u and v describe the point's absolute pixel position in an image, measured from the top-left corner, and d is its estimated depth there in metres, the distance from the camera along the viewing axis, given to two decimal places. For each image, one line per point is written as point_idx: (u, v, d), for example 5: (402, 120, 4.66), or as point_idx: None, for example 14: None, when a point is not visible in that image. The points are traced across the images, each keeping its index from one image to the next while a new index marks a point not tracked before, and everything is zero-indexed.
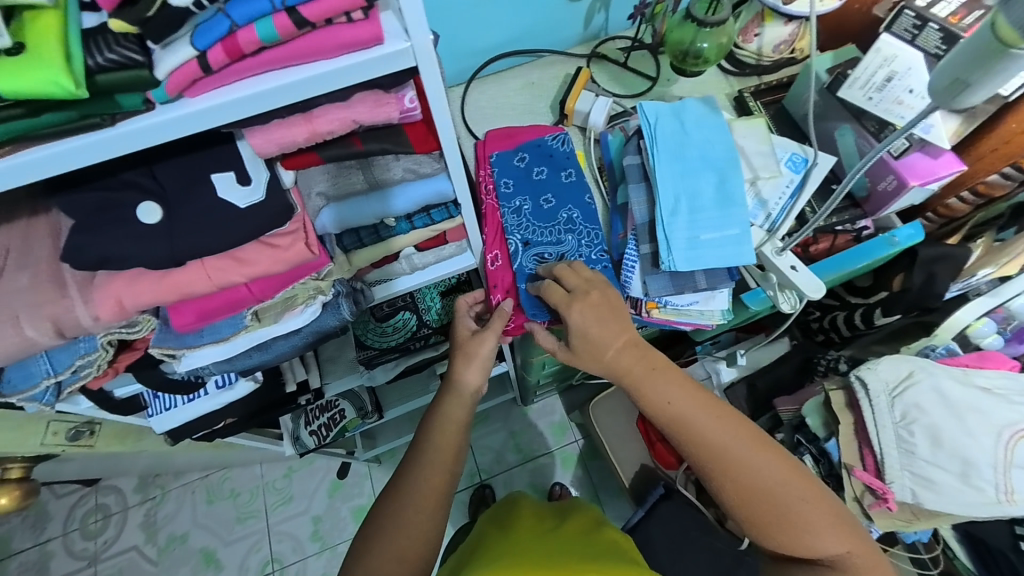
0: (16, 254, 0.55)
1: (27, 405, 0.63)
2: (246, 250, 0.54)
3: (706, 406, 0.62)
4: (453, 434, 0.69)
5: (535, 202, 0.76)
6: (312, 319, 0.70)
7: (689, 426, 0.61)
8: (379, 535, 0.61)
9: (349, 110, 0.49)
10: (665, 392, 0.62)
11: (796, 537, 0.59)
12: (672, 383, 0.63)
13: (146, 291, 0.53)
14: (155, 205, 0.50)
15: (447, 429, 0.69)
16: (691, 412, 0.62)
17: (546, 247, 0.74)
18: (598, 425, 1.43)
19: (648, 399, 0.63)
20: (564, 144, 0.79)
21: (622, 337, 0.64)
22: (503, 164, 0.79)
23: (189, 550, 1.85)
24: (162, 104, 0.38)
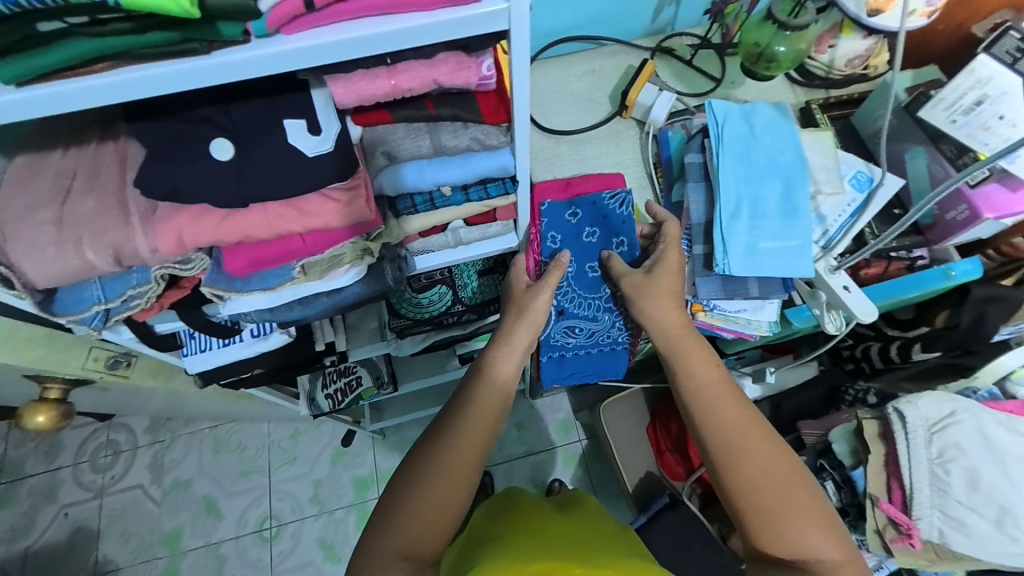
0: (86, 179, 0.57)
1: (75, 328, 0.64)
2: (308, 201, 0.55)
3: (730, 395, 0.64)
4: (494, 398, 0.67)
5: (581, 268, 0.78)
6: (352, 282, 0.71)
7: (707, 403, 0.64)
8: (412, 488, 0.61)
9: (431, 69, 0.48)
10: (695, 366, 0.66)
11: (775, 531, 0.58)
12: (719, 380, 0.65)
13: (207, 230, 0.54)
14: (228, 142, 0.51)
15: (489, 394, 0.67)
16: (715, 391, 0.64)
17: (580, 321, 0.80)
18: (607, 425, 1.42)
19: (680, 364, 0.66)
20: (623, 207, 0.75)
21: (679, 322, 0.68)
22: (556, 221, 0.77)
23: (192, 496, 1.90)
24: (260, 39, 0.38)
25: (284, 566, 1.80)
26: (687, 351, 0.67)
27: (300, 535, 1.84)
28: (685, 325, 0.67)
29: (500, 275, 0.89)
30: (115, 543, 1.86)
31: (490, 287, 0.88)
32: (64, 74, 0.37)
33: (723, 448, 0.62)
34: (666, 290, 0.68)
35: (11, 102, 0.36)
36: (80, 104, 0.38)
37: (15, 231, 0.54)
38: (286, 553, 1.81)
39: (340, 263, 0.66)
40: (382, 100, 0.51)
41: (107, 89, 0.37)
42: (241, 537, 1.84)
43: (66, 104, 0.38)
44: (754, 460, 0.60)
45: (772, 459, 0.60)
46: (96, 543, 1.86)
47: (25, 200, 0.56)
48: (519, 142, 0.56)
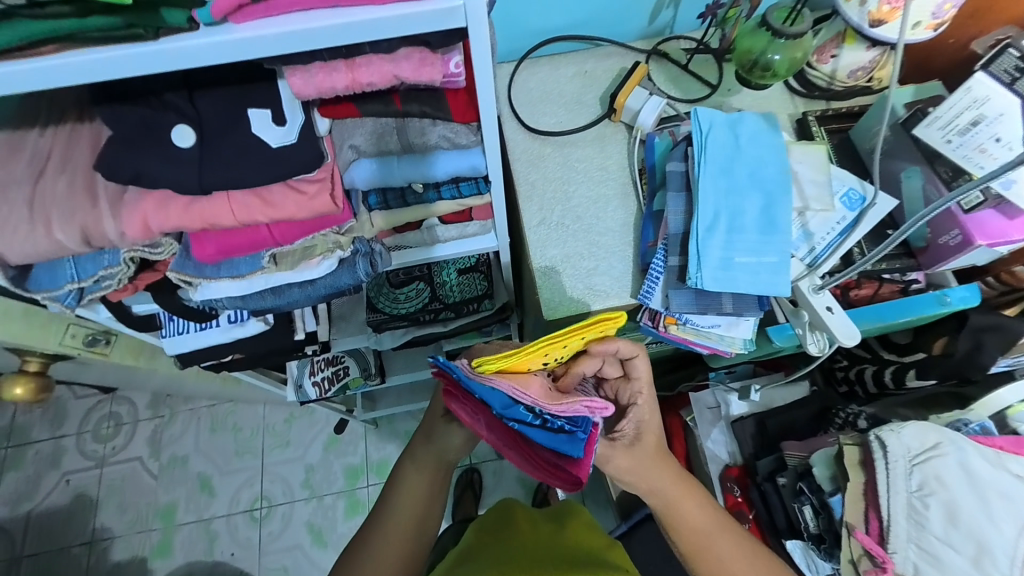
0: (59, 159, 0.58)
1: (50, 305, 0.66)
2: (273, 191, 0.55)
3: (727, 534, 0.66)
4: (428, 473, 0.67)
5: None
6: (328, 273, 0.71)
7: (709, 549, 0.65)
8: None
9: (393, 64, 0.48)
10: (688, 512, 0.66)
11: None
12: (711, 521, 0.66)
13: (172, 216, 0.54)
14: (190, 129, 0.51)
15: (420, 480, 0.67)
16: (714, 535, 0.66)
17: None
18: None
19: (673, 515, 0.65)
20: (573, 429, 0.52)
21: (668, 473, 0.65)
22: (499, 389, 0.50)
23: (187, 473, 1.95)
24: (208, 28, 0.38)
25: (272, 547, 1.84)
26: (681, 499, 0.65)
27: (290, 518, 1.87)
28: (675, 480, 0.65)
29: (480, 275, 0.89)
30: (112, 512, 1.92)
31: (469, 286, 0.88)
32: (13, 55, 0.37)
33: None
34: (653, 453, 0.64)
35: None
36: (31, 85, 0.38)
37: None
38: (275, 535, 1.85)
39: (310, 255, 0.67)
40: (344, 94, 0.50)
41: (56, 71, 0.37)
42: (231, 516, 1.88)
43: (17, 86, 0.38)
44: None
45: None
46: (94, 512, 1.92)
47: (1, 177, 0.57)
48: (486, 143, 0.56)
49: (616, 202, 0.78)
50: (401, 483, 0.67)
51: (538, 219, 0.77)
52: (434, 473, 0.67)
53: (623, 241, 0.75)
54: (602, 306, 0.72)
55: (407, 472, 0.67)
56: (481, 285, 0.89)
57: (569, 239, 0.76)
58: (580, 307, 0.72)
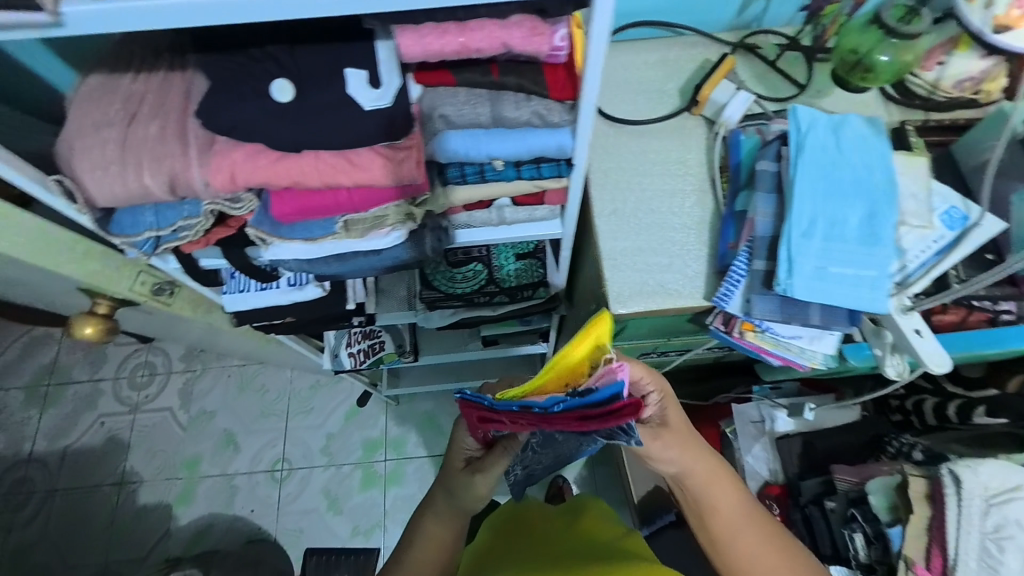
0: (152, 104, 0.58)
1: (127, 249, 0.67)
2: (360, 154, 0.54)
3: (752, 525, 0.66)
4: (446, 522, 0.70)
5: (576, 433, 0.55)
6: (395, 245, 0.70)
7: (737, 539, 0.65)
8: None
9: (505, 30, 0.45)
10: (717, 497, 0.66)
11: None
12: (738, 509, 0.66)
13: (259, 170, 0.54)
14: (288, 83, 0.50)
15: (437, 529, 0.70)
16: (743, 528, 0.65)
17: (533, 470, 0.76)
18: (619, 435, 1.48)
19: (702, 499, 0.66)
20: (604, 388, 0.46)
21: (697, 457, 0.65)
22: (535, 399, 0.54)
23: (214, 428, 2.01)
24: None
25: (289, 508, 1.89)
26: (707, 484, 0.65)
27: (308, 482, 1.92)
28: (705, 465, 0.65)
29: (538, 261, 0.87)
30: (142, 457, 2.00)
31: (526, 272, 0.87)
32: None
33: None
34: (681, 437, 0.64)
35: (91, 12, 0.37)
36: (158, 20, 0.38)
37: (85, 148, 0.56)
38: (292, 496, 1.90)
39: (381, 225, 0.66)
40: (450, 59, 0.48)
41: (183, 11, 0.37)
42: (252, 474, 1.94)
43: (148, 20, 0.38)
44: None
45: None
46: (125, 454, 2.01)
47: (95, 117, 0.57)
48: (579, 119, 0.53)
49: (692, 198, 0.75)
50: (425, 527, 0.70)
51: (610, 209, 0.74)
52: (454, 522, 0.70)
53: (697, 239, 0.72)
54: (671, 306, 0.69)
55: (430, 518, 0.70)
56: (537, 272, 0.87)
57: (641, 232, 0.73)
58: (648, 305, 0.69)
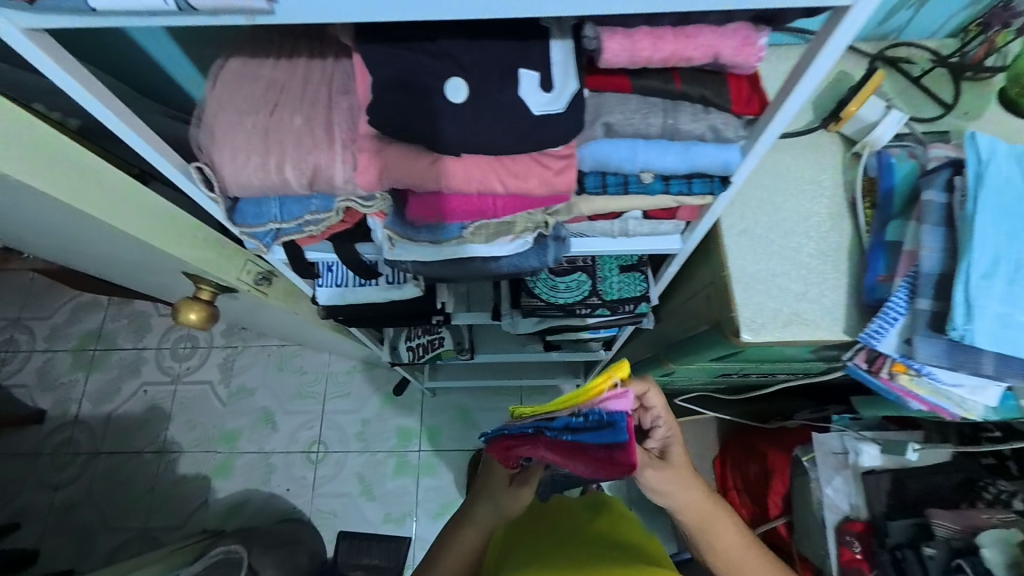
0: (295, 94, 0.55)
1: (246, 240, 0.65)
2: (519, 160, 0.51)
3: (747, 548, 0.72)
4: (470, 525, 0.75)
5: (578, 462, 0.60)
6: (517, 252, 0.67)
7: (733, 565, 0.71)
8: None
9: (724, 40, 0.40)
10: (718, 531, 0.71)
11: None
12: (736, 539, 0.71)
13: (413, 171, 0.51)
14: (462, 82, 0.46)
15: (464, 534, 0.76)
16: (740, 554, 0.71)
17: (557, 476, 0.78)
18: None
19: (702, 529, 0.70)
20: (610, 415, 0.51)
21: (697, 492, 0.69)
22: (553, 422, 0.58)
23: (252, 404, 2.03)
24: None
25: (323, 490, 1.91)
26: (706, 517, 0.70)
27: (342, 466, 1.93)
28: (705, 501, 0.69)
29: (641, 274, 0.83)
30: (182, 427, 2.03)
31: (629, 286, 0.83)
32: None
33: None
34: (682, 473, 0.67)
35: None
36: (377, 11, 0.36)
37: (227, 136, 0.54)
38: (327, 478, 1.92)
39: (510, 231, 0.63)
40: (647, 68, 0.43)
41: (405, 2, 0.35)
42: (289, 453, 1.96)
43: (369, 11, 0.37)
44: None
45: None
46: (166, 423, 2.04)
47: (237, 104, 0.55)
48: (759, 138, 0.49)
49: (829, 222, 0.70)
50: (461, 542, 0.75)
51: (740, 228, 0.70)
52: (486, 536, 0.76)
53: (835, 268, 0.67)
54: (808, 338, 0.64)
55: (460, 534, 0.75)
56: (640, 286, 0.83)
57: (775, 256, 0.68)
58: (784, 334, 0.64)
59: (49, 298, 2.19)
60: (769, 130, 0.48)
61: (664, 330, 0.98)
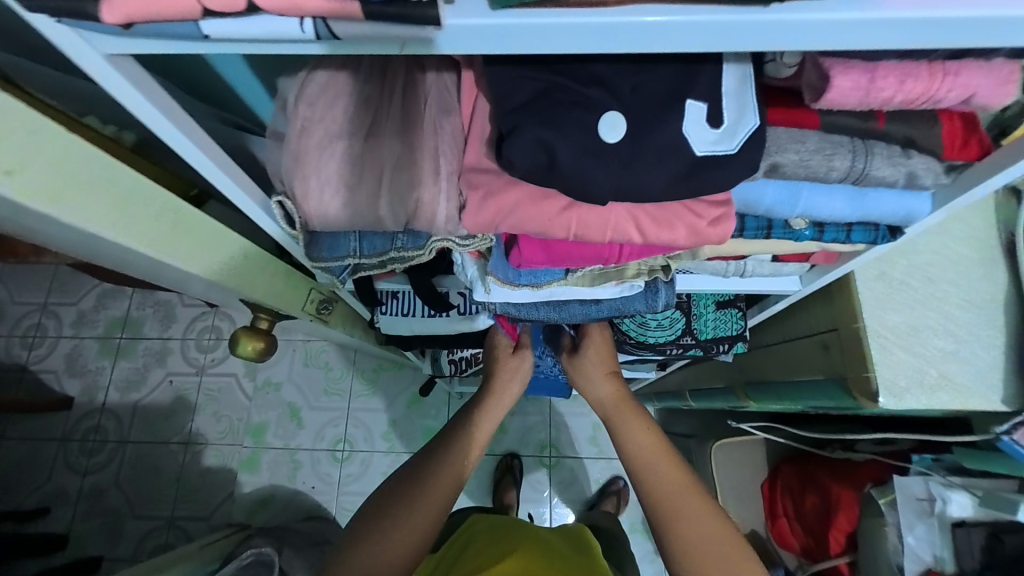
0: (393, 115, 0.47)
1: (319, 273, 0.58)
2: (666, 207, 0.42)
3: (665, 458, 0.65)
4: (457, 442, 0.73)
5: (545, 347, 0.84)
6: (621, 295, 0.59)
7: (646, 472, 0.64)
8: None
9: (987, 78, 0.31)
10: (634, 435, 0.68)
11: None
12: (655, 445, 0.66)
13: (537, 216, 0.43)
14: (619, 116, 0.38)
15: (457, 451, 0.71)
16: (656, 462, 0.64)
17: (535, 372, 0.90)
18: (717, 469, 1.45)
19: (617, 431, 0.69)
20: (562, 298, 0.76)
21: (610, 388, 0.72)
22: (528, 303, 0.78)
23: (279, 399, 1.99)
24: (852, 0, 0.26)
25: (349, 488, 1.88)
26: (622, 416, 0.69)
27: (368, 465, 1.90)
28: (609, 392, 0.72)
29: (738, 311, 0.74)
30: (208, 419, 1.99)
31: (723, 324, 0.75)
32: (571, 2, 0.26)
33: (672, 519, 0.60)
34: (594, 366, 0.73)
35: (491, 25, 0.26)
36: (566, 45, 0.28)
37: (315, 164, 0.47)
38: (353, 478, 1.89)
39: (620, 276, 0.54)
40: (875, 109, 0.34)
41: (613, 32, 0.27)
42: (315, 450, 1.93)
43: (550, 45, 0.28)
44: (702, 542, 0.58)
45: (714, 528, 0.59)
46: (191, 414, 2.00)
47: (325, 126, 0.47)
48: (968, 189, 0.41)
49: (979, 269, 0.61)
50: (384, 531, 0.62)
51: (875, 273, 0.62)
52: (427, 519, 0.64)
53: (988, 324, 0.59)
54: (951, 405, 0.58)
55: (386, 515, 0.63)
56: (737, 324, 0.75)
57: (917, 308, 0.60)
58: (923, 402, 0.57)
59: (72, 282, 2.13)
60: (987, 180, 0.39)
61: (744, 364, 0.90)
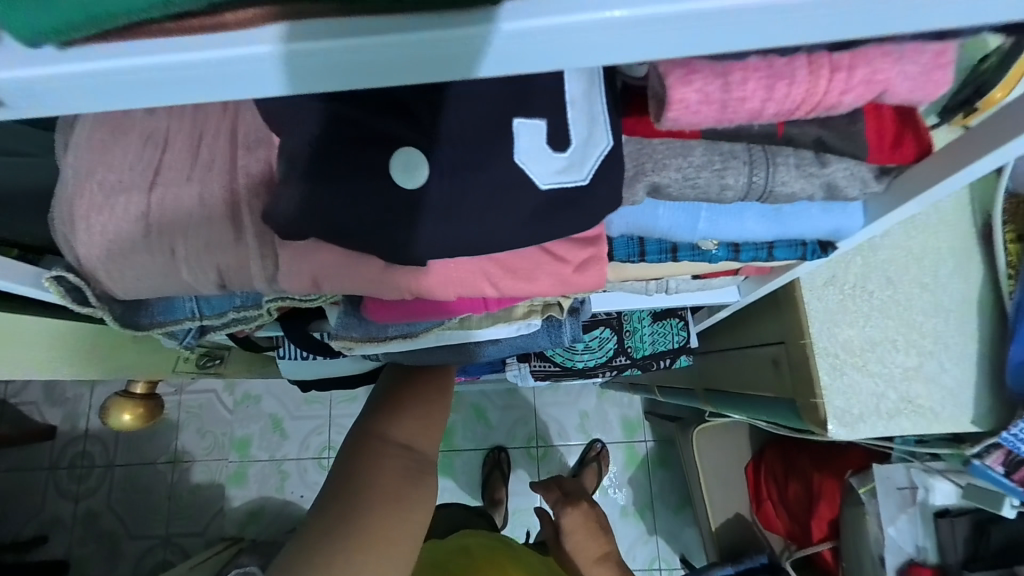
0: (182, 155, 0.37)
1: (163, 338, 0.50)
2: (518, 255, 0.33)
3: None
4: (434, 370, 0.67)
5: None
6: (520, 334, 0.51)
7: None
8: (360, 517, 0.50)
9: (901, 67, 0.23)
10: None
11: None
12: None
13: (358, 281, 0.34)
14: (419, 154, 0.28)
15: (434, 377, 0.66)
16: None
17: None
18: (699, 454, 1.39)
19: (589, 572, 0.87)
20: None
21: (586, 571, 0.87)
22: None
23: (260, 411, 1.65)
24: (489, 11, 0.20)
25: None
26: None
27: None
28: None
29: (679, 321, 0.67)
30: (193, 436, 1.63)
31: (664, 337, 0.67)
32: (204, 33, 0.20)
33: None
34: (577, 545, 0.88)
35: (40, 83, 0.21)
36: (216, 87, 0.22)
37: (91, 228, 0.37)
38: None
39: (508, 317, 0.47)
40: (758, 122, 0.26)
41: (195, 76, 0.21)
42: (303, 460, 1.63)
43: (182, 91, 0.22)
44: None
45: None
46: (175, 432, 1.63)
47: (101, 178, 0.38)
48: (910, 199, 0.31)
49: (952, 262, 0.51)
50: (393, 429, 0.58)
51: (824, 278, 0.51)
52: (435, 414, 0.62)
53: (958, 330, 0.50)
54: (909, 429, 0.50)
55: (389, 415, 0.59)
56: (679, 335, 0.67)
57: (873, 318, 0.51)
58: (874, 430, 0.50)
59: None
60: (930, 191, 0.30)
61: (701, 367, 0.81)
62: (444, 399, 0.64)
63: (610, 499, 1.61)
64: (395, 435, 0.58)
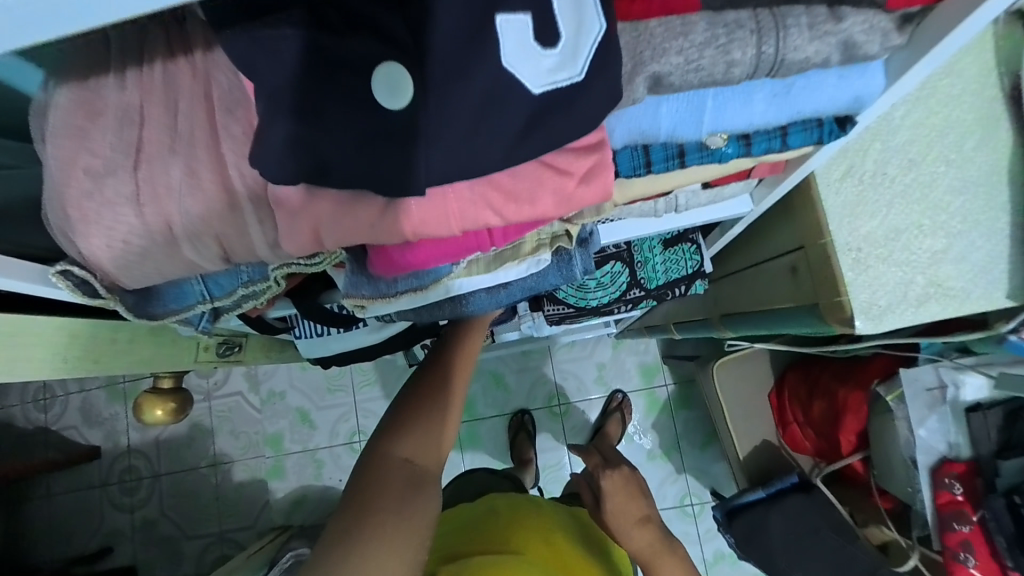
0: (161, 128, 0.35)
1: (179, 326, 0.50)
2: (518, 173, 0.32)
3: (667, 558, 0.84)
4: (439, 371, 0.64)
5: None
6: (530, 273, 0.50)
7: None
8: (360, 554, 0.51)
9: None
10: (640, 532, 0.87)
11: None
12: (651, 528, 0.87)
13: (356, 226, 0.32)
14: (403, 69, 0.26)
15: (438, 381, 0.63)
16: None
17: None
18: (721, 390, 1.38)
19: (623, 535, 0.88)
20: None
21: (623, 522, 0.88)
22: None
23: (286, 406, 1.69)
24: None
25: None
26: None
27: None
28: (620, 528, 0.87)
29: (691, 245, 0.65)
30: (226, 438, 1.68)
31: (676, 264, 0.66)
32: None
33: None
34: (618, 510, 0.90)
35: None
36: None
37: (83, 219, 0.35)
38: None
39: (517, 255, 0.46)
40: None
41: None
42: (333, 447, 1.67)
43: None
44: None
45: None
46: (209, 437, 1.67)
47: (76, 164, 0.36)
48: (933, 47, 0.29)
49: (977, 135, 0.47)
50: (396, 446, 0.58)
51: (842, 170, 0.49)
52: (439, 426, 0.60)
53: (987, 205, 0.48)
54: (936, 314, 0.49)
55: (397, 431, 0.59)
56: (691, 261, 0.66)
57: (894, 206, 0.49)
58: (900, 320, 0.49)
59: None
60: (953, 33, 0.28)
61: (717, 294, 0.80)
62: (455, 412, 0.63)
63: (637, 445, 1.64)
64: (397, 451, 0.58)
